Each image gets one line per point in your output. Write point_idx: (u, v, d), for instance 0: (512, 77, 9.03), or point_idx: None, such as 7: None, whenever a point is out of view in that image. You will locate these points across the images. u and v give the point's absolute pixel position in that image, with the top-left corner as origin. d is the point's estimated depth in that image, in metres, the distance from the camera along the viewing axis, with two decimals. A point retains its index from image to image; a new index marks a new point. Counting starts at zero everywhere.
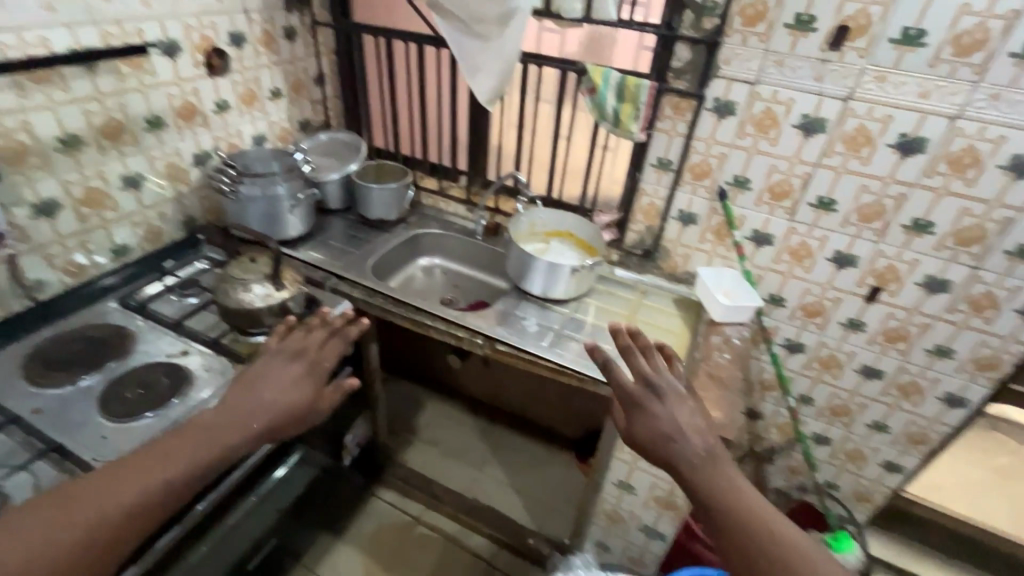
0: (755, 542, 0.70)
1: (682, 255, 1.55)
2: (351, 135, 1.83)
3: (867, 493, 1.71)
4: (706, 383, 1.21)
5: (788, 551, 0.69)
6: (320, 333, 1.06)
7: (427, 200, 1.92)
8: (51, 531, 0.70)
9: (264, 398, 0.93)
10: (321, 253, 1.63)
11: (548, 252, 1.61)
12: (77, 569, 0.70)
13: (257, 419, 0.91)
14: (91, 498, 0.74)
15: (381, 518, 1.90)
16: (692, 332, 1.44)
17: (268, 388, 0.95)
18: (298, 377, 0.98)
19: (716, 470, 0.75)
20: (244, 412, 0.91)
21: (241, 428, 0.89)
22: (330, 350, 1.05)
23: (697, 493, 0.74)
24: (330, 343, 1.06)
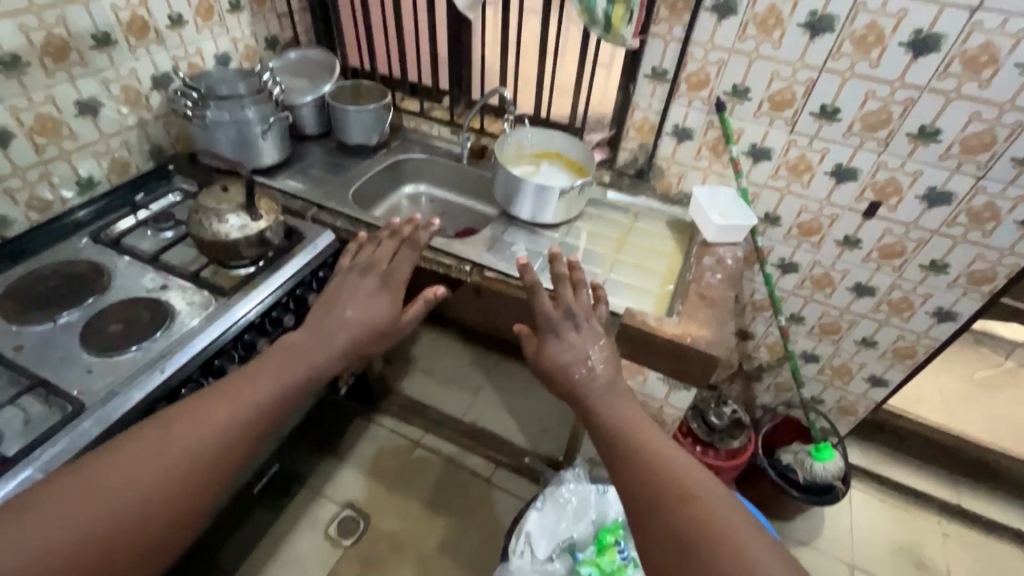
0: (641, 457, 0.73)
1: (676, 174, 1.50)
2: (322, 51, 1.69)
3: (851, 406, 1.76)
4: (696, 303, 1.19)
5: (669, 465, 0.71)
6: (389, 246, 1.10)
7: (409, 123, 1.81)
8: (173, 447, 0.70)
9: (346, 313, 0.96)
10: (300, 182, 1.56)
11: (535, 174, 1.54)
12: (196, 487, 0.70)
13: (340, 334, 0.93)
14: (200, 415, 0.74)
15: (382, 443, 1.96)
16: (685, 254, 1.40)
17: (347, 305, 0.98)
18: (377, 292, 1.02)
19: (625, 409, 0.83)
20: (325, 331, 0.93)
21: (325, 348, 0.90)
22: (402, 259, 1.09)
23: (603, 424, 0.81)
24: (402, 253, 1.09)
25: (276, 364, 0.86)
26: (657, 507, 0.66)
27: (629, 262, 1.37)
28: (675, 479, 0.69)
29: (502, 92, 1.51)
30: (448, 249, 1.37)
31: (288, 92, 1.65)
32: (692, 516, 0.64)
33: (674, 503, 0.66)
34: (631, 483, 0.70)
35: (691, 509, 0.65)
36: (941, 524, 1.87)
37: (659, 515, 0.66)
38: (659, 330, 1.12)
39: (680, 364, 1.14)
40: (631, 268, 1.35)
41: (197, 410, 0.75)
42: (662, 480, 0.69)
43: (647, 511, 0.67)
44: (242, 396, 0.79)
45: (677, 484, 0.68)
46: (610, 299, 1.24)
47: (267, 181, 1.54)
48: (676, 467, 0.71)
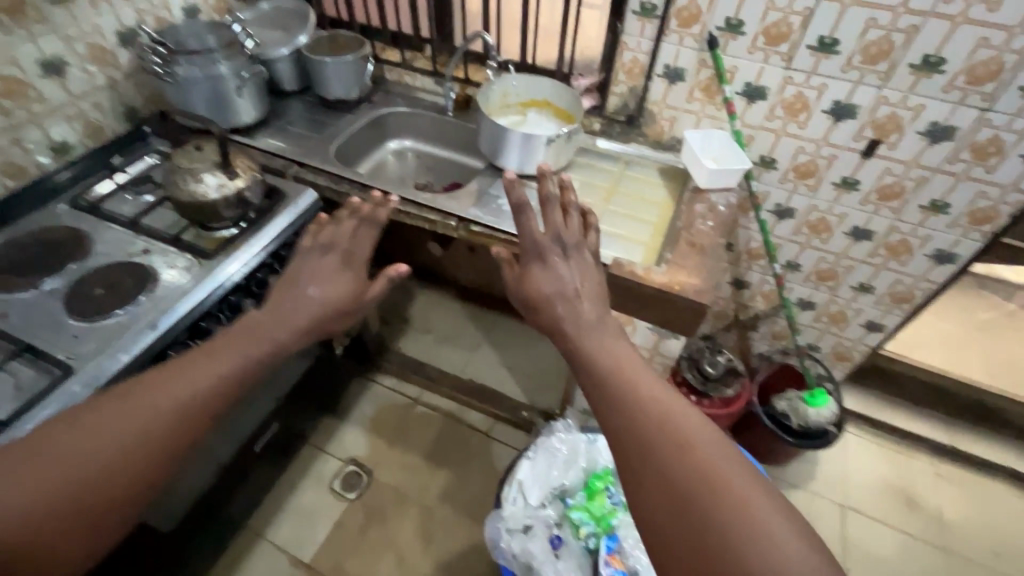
0: (637, 399, 0.64)
1: (668, 119, 1.44)
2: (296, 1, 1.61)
3: (846, 352, 1.76)
4: (686, 251, 1.16)
5: (668, 410, 0.63)
6: (351, 223, 1.03)
7: (391, 75, 1.74)
8: (118, 429, 0.65)
9: (308, 292, 0.90)
10: (280, 140, 1.51)
11: (522, 125, 1.49)
12: (140, 468, 0.65)
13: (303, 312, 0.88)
14: (147, 394, 0.68)
15: (382, 401, 2.00)
16: (677, 202, 1.37)
17: (309, 283, 0.91)
18: (343, 270, 0.96)
19: (613, 343, 0.74)
20: (287, 307, 0.87)
21: (288, 325, 0.85)
22: (364, 239, 1.03)
23: (592, 359, 0.71)
24: (364, 233, 1.03)
25: (234, 340, 0.79)
26: (656, 457, 0.59)
27: (618, 212, 1.34)
28: (675, 425, 0.62)
29: (484, 37, 1.43)
30: (433, 204, 1.33)
31: (264, 46, 1.58)
32: (695, 467, 0.58)
33: (676, 452, 0.59)
34: (626, 430, 0.62)
35: (693, 460, 0.58)
36: (933, 465, 1.90)
37: (657, 465, 0.59)
38: (647, 279, 1.10)
39: (668, 314, 1.12)
40: (620, 218, 1.32)
41: (147, 388, 0.69)
42: (660, 426, 0.61)
43: (643, 459, 0.60)
44: (194, 373, 0.72)
45: (678, 431, 0.61)
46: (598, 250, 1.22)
47: (246, 140, 1.49)
48: (676, 413, 0.63)
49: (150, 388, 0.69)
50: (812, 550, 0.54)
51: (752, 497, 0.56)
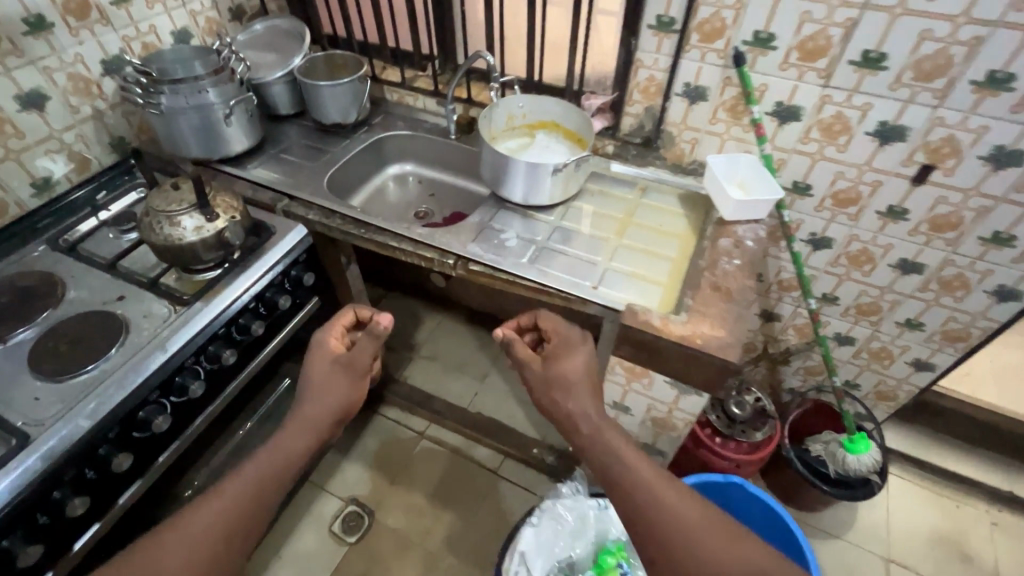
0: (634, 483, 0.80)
1: (688, 141, 1.31)
2: (290, 20, 1.54)
3: (890, 391, 1.58)
4: (710, 296, 1.03)
5: (656, 490, 0.79)
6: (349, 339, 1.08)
7: (390, 95, 1.64)
8: (183, 544, 0.77)
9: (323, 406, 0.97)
10: (272, 169, 1.42)
11: (528, 151, 1.39)
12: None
13: (322, 411, 0.97)
14: (199, 521, 0.80)
15: (385, 435, 1.91)
16: (698, 235, 1.23)
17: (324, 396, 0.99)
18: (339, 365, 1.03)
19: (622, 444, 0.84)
20: (309, 408, 0.97)
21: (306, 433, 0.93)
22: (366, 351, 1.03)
23: (603, 469, 0.82)
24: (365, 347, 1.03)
25: (277, 450, 0.90)
26: (682, 554, 0.73)
27: (632, 247, 1.21)
28: (689, 524, 0.75)
29: (486, 57, 1.31)
30: (428, 242, 1.22)
31: (258, 69, 1.51)
32: (715, 553, 0.73)
33: (699, 545, 0.73)
34: (650, 538, 0.75)
35: (712, 550, 0.73)
36: (989, 513, 1.72)
37: (688, 562, 0.72)
38: (663, 331, 0.97)
39: (690, 368, 0.99)
40: (635, 255, 1.19)
41: (200, 503, 0.82)
42: (680, 528, 0.75)
43: (675, 559, 0.73)
44: (235, 486, 0.85)
45: (695, 528, 0.75)
46: (610, 295, 1.09)
47: (236, 170, 1.41)
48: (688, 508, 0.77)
49: (199, 515, 0.80)
50: None
51: None
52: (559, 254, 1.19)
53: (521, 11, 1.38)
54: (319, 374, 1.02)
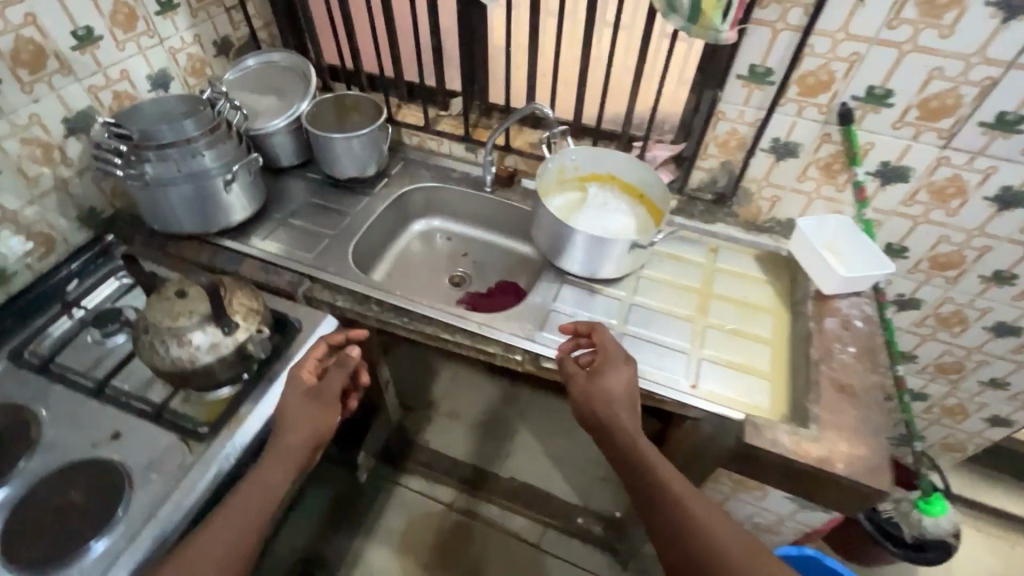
0: (675, 508, 0.79)
1: (768, 198, 1.16)
2: (285, 54, 1.32)
3: (958, 443, 1.50)
4: (836, 400, 0.89)
5: (704, 516, 0.77)
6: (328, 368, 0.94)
7: (409, 138, 1.43)
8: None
9: (301, 434, 0.85)
10: (283, 239, 1.20)
11: (584, 212, 1.20)
12: None
13: (306, 445, 0.85)
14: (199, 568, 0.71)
15: (410, 511, 1.71)
16: (792, 309, 1.09)
17: (306, 430, 0.86)
18: (314, 395, 0.89)
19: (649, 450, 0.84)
20: (290, 445, 0.84)
21: (287, 465, 0.83)
22: (335, 378, 0.92)
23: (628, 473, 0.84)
24: (336, 375, 0.93)
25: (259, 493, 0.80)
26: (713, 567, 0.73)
27: (721, 327, 1.06)
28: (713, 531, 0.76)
29: (543, 108, 1.14)
30: (488, 333, 1.03)
31: (256, 116, 1.28)
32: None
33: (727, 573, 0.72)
34: (668, 532, 0.78)
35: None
36: None
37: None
38: (797, 453, 0.83)
39: (825, 491, 0.85)
40: (726, 338, 1.04)
41: (195, 539, 0.74)
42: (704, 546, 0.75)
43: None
44: (233, 515, 0.77)
45: (721, 541, 0.75)
46: (711, 396, 0.94)
47: (240, 242, 1.18)
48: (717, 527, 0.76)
49: (208, 544, 0.73)
50: None
51: None
52: (642, 343, 1.03)
53: (572, 49, 1.20)
54: (295, 402, 0.88)
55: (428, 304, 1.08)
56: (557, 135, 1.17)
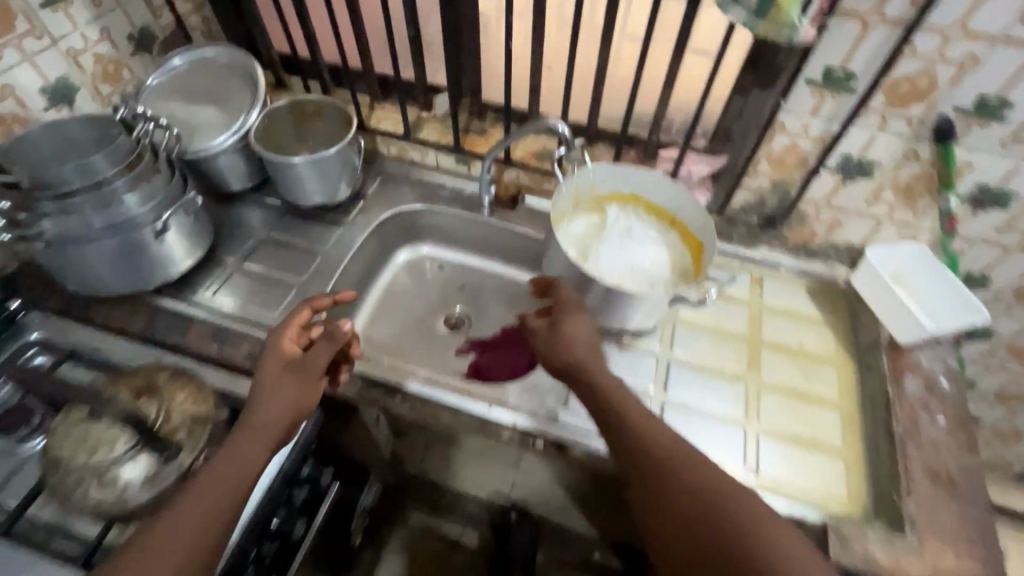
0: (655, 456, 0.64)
1: (826, 222, 0.97)
2: (217, 48, 1.08)
3: (1004, 463, 1.39)
4: (929, 494, 0.74)
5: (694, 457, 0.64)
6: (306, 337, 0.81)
7: (386, 148, 1.18)
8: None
9: (280, 395, 0.72)
10: (239, 291, 0.98)
11: (604, 244, 0.99)
12: None
13: (282, 419, 0.71)
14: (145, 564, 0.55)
15: (411, 553, 1.58)
16: (859, 362, 0.91)
17: (282, 395, 0.73)
18: (296, 366, 0.75)
19: (640, 413, 0.69)
20: (262, 421, 0.70)
21: (262, 432, 0.69)
22: (321, 348, 0.78)
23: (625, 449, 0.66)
24: (321, 347, 0.78)
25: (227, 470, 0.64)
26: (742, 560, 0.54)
27: (778, 387, 0.89)
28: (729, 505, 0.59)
29: (557, 125, 0.91)
30: (500, 417, 0.84)
31: (194, 134, 1.02)
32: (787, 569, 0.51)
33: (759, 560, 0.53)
34: (677, 520, 0.59)
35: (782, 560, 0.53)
36: None
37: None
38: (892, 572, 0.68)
39: None
40: (785, 405, 0.87)
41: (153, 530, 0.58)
42: (729, 523, 0.56)
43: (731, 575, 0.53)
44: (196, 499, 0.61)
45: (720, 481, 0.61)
46: (777, 491, 0.78)
47: (183, 299, 0.94)
48: (743, 500, 0.58)
49: (179, 517, 0.59)
50: None
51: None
52: (690, 418, 0.86)
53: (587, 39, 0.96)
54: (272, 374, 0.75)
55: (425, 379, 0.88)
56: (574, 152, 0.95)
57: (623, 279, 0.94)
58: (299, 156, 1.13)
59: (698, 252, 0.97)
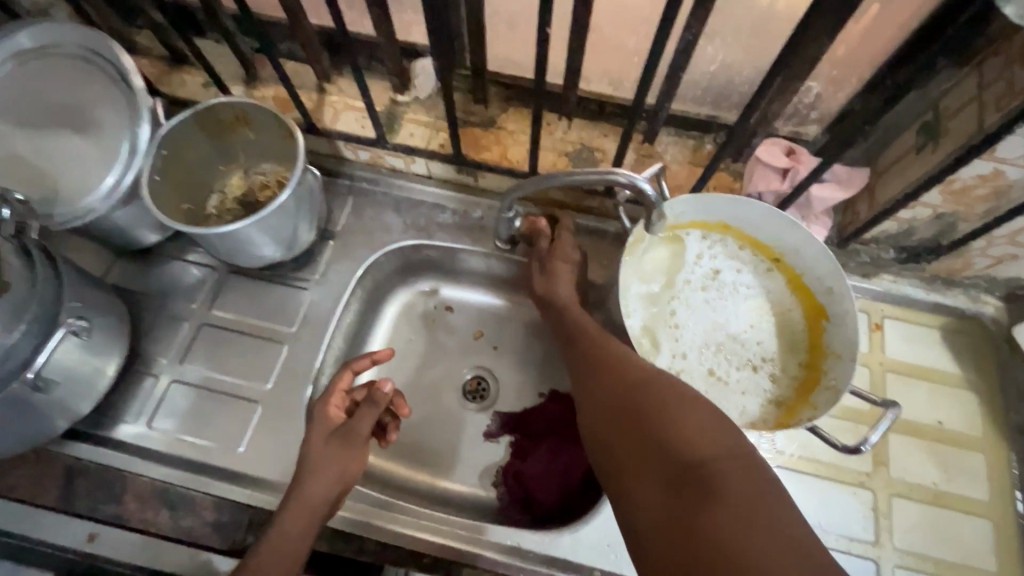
0: (609, 373, 0.58)
1: (993, 256, 0.69)
2: (29, 31, 0.68)
3: None
4: None
5: (656, 388, 0.53)
6: (342, 400, 0.68)
7: (353, 153, 0.82)
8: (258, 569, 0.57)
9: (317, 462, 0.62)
10: (179, 412, 0.71)
11: (682, 302, 0.71)
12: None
13: (329, 497, 0.62)
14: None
15: None
16: (1014, 453, 0.71)
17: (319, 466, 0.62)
18: (341, 431, 0.65)
19: (637, 412, 0.52)
20: (310, 499, 0.61)
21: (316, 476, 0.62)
22: (364, 413, 0.66)
23: (591, 403, 0.57)
24: (363, 409, 0.66)
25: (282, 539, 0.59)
26: (698, 490, 0.43)
27: (915, 492, 0.69)
28: (706, 444, 0.46)
29: (636, 182, 0.57)
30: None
31: (67, 197, 0.65)
32: (708, 445, 0.46)
33: (695, 446, 0.46)
34: (624, 417, 0.53)
35: (741, 503, 0.41)
36: None
37: (677, 449, 0.46)
38: None
39: None
40: (926, 528, 0.67)
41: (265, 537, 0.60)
42: (683, 440, 0.47)
43: (662, 442, 0.48)
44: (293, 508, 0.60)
45: (663, 392, 0.52)
46: None
47: (111, 449, 0.68)
48: (689, 388, 0.52)
49: None
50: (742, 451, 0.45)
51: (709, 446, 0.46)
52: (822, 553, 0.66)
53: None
54: (317, 442, 0.64)
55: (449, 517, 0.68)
56: (657, 226, 0.63)
57: (716, 369, 0.69)
58: (227, 180, 0.79)
59: (815, 320, 0.70)
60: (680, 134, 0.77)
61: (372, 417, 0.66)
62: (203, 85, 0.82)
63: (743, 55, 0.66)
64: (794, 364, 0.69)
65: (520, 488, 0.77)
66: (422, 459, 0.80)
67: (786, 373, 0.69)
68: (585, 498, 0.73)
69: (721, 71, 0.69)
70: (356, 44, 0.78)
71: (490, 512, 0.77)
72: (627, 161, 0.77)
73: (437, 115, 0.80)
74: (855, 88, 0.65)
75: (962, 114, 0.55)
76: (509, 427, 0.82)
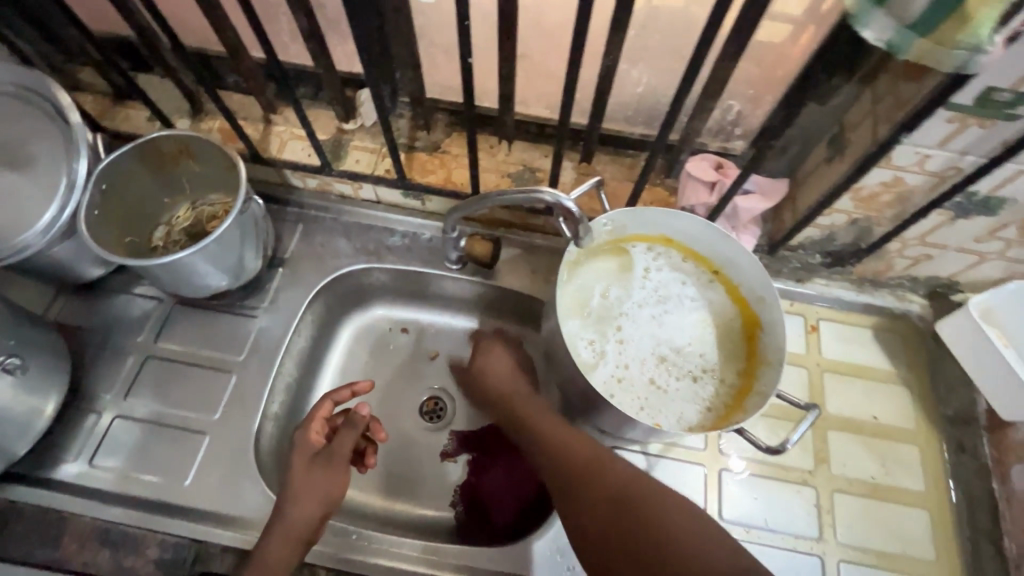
0: (586, 473, 0.56)
1: (910, 257, 0.73)
2: None
3: None
4: None
5: (640, 492, 0.53)
6: (321, 422, 0.66)
7: (302, 181, 0.84)
8: None
9: (300, 485, 0.62)
10: (121, 449, 0.69)
11: (627, 315, 0.73)
12: None
13: (316, 520, 0.61)
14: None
15: None
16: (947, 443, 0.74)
17: (303, 490, 0.62)
18: (323, 458, 0.64)
19: (626, 523, 0.51)
20: (295, 524, 0.60)
21: (303, 501, 0.61)
22: (347, 438, 0.65)
23: (570, 504, 0.56)
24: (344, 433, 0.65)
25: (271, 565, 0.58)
26: None
27: (854, 487, 0.71)
28: (705, 553, 0.47)
29: (561, 202, 0.59)
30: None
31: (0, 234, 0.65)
32: (706, 554, 0.47)
33: (698, 559, 0.47)
34: (611, 526, 0.52)
35: None
36: None
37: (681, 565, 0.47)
38: None
39: None
40: (868, 522, 0.69)
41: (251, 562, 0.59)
42: (684, 551, 0.48)
43: (661, 557, 0.48)
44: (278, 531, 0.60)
45: (649, 497, 0.52)
46: None
47: (48, 490, 0.66)
48: (670, 490, 0.53)
49: None
50: (735, 556, 0.47)
51: (706, 556, 0.47)
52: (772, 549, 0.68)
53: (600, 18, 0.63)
54: (300, 467, 0.63)
55: (420, 545, 0.67)
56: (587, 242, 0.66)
57: (656, 379, 0.70)
58: (172, 213, 0.79)
59: (753, 329, 0.72)
60: (618, 153, 0.81)
61: (352, 439, 0.65)
62: (148, 120, 0.82)
63: (666, 78, 0.71)
64: (732, 374, 0.71)
65: (478, 506, 0.77)
66: (380, 483, 0.80)
67: (725, 381, 0.71)
68: (539, 513, 0.74)
69: (648, 92, 0.73)
70: (300, 75, 0.80)
71: (447, 533, 0.76)
72: (567, 180, 0.79)
73: (382, 141, 0.82)
74: (769, 104, 0.69)
75: (861, 127, 0.59)
76: (467, 447, 0.82)
